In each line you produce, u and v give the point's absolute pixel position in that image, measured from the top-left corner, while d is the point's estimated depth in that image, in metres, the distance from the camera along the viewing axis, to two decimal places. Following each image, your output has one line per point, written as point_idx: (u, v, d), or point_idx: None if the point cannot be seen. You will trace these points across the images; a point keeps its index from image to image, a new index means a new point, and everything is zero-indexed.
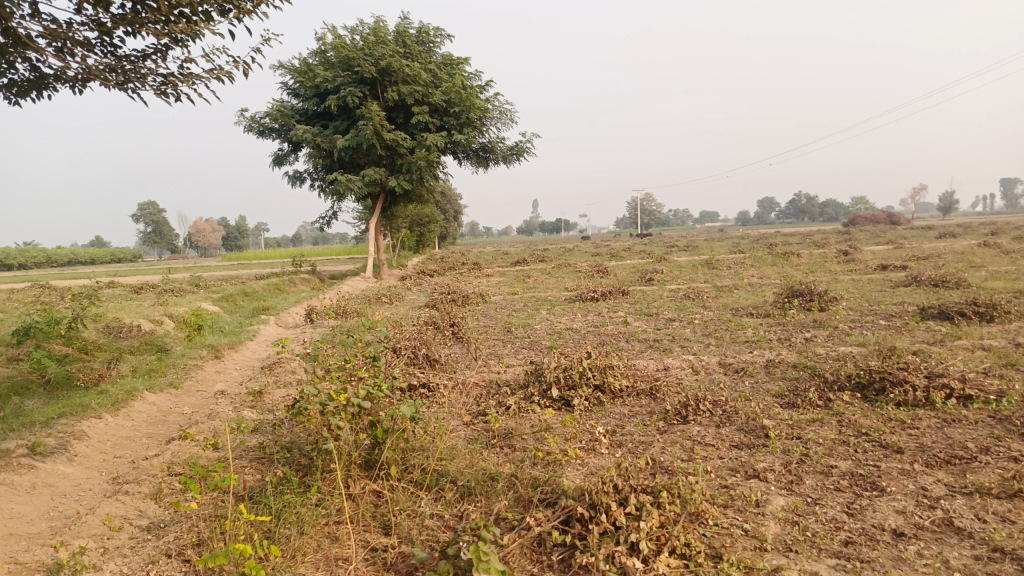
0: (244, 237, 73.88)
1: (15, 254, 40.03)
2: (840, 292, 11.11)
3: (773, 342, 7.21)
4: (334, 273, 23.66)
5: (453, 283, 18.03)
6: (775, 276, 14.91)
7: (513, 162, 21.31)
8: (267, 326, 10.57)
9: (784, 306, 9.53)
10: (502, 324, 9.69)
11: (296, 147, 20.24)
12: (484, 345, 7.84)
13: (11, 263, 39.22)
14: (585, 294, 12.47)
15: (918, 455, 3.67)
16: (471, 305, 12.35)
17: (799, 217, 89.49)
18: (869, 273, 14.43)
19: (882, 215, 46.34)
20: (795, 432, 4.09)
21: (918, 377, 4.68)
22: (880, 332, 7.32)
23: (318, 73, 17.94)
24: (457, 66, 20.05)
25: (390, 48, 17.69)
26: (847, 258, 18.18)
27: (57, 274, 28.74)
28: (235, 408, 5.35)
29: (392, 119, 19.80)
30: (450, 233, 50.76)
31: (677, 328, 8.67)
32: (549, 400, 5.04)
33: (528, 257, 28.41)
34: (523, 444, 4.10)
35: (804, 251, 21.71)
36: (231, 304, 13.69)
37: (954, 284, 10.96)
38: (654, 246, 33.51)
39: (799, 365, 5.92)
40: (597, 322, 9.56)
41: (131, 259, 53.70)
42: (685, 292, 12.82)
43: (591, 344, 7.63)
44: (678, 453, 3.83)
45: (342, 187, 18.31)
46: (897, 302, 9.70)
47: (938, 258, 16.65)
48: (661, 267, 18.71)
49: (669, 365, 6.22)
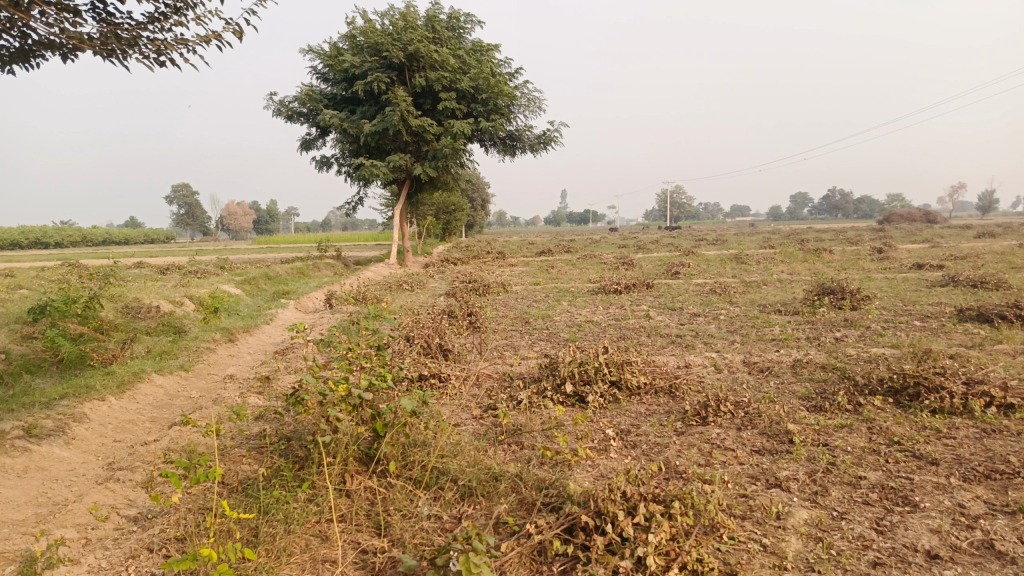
0: (274, 221, 74.53)
1: (52, 233, 40.77)
2: (873, 291, 10.73)
3: (800, 341, 6.93)
4: (358, 259, 23.67)
5: (477, 272, 17.87)
6: (806, 272, 14.53)
7: (541, 150, 21.05)
8: (285, 311, 10.49)
9: (814, 303, 9.20)
10: (521, 315, 9.49)
11: (324, 131, 20.19)
12: (501, 337, 7.65)
13: (48, 242, 39.97)
14: (608, 287, 12.22)
15: (955, 468, 3.40)
16: (492, 295, 12.18)
17: (832, 213, 87.87)
18: (904, 272, 13.96)
19: (919, 212, 45.17)
20: (821, 439, 3.84)
21: (956, 384, 4.39)
22: (915, 334, 6.99)
23: (346, 58, 17.82)
24: (486, 52, 19.82)
25: (419, 34, 17.51)
26: (880, 255, 17.68)
27: (91, 253, 29.22)
28: (241, 394, 5.24)
29: (419, 104, 19.63)
30: (478, 221, 50.67)
31: (701, 324, 8.41)
32: (563, 395, 4.84)
33: (554, 247, 28.14)
34: (532, 442, 3.91)
35: (836, 248, 21.20)
36: (253, 287, 13.66)
37: (993, 285, 10.52)
38: (682, 238, 33.01)
39: (827, 366, 5.64)
40: (619, 315, 9.32)
41: (162, 241, 54.42)
42: (712, 287, 12.51)
43: (611, 338, 7.40)
44: (695, 457, 3.61)
45: (368, 173, 18.21)
46: (933, 303, 9.31)
47: (977, 258, 16.08)
48: (688, 261, 18.35)
49: (690, 362, 5.98)
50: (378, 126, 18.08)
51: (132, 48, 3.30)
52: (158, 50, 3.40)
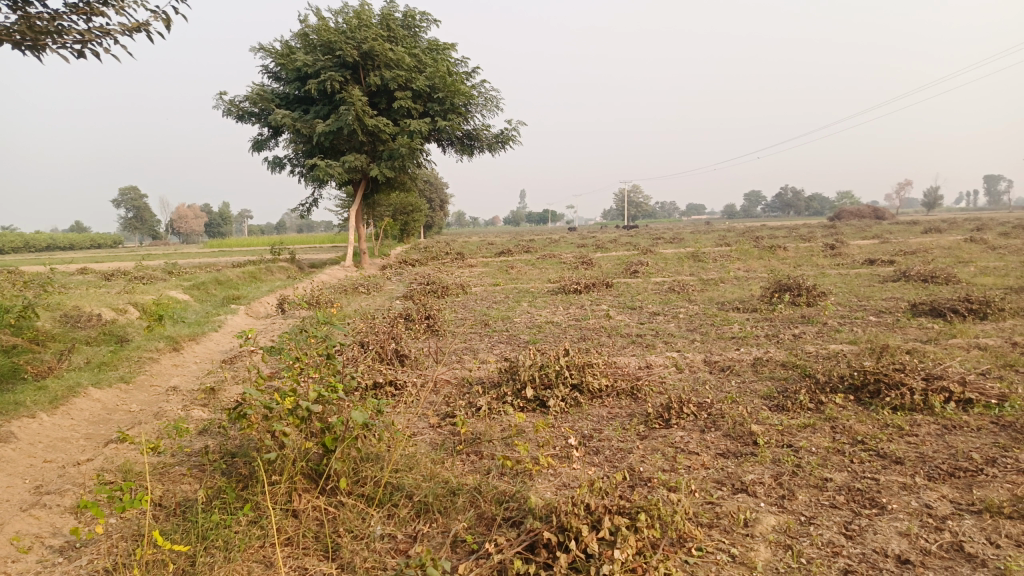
0: (228, 225, 73.04)
1: None
2: (828, 287, 10.85)
3: (760, 338, 6.91)
4: (314, 263, 23.20)
5: (435, 274, 17.65)
6: (762, 269, 14.68)
7: (499, 150, 20.93)
8: (236, 317, 10.15)
9: (772, 301, 9.24)
10: (480, 317, 9.34)
11: (276, 132, 19.72)
12: (460, 340, 7.48)
13: None
14: (567, 286, 12.14)
15: (919, 467, 3.36)
16: (450, 297, 11.99)
17: (785, 211, 89.69)
18: (857, 267, 14.20)
19: (867, 209, 46.33)
20: (785, 440, 3.77)
21: (916, 380, 4.38)
22: (871, 330, 7.04)
23: (298, 56, 17.42)
24: (442, 51, 19.62)
25: (373, 32, 17.22)
26: (833, 252, 17.99)
27: (32, 260, 28.09)
28: (184, 408, 4.98)
29: (374, 104, 19.32)
30: (436, 222, 50.40)
31: (660, 323, 8.36)
32: (523, 400, 4.71)
33: (514, 247, 28.02)
34: (491, 452, 3.77)
35: (790, 245, 21.54)
36: (203, 293, 13.23)
37: (943, 279, 10.73)
38: (640, 237, 33.22)
39: (788, 364, 5.61)
40: (579, 315, 9.23)
41: (110, 245, 52.75)
42: (670, 285, 12.52)
43: (571, 339, 7.29)
44: (659, 463, 3.51)
45: (322, 173, 17.83)
46: (887, 298, 9.44)
47: (926, 253, 16.47)
48: (647, 259, 18.42)
49: (651, 363, 5.90)
50: (332, 125, 17.72)
51: (54, 40, 3.06)
52: (81, 42, 3.16)
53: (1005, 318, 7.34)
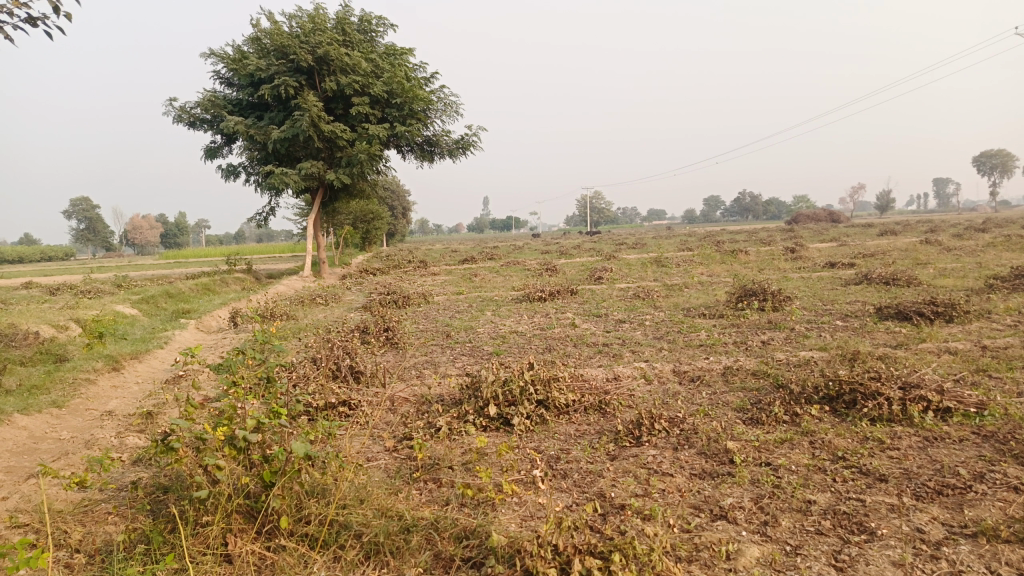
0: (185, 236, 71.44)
1: None
2: (793, 291, 10.82)
3: (728, 346, 6.75)
4: (272, 273, 22.58)
5: (396, 283, 17.31)
6: (726, 274, 14.66)
7: (459, 155, 20.66)
8: (186, 332, 9.67)
9: (737, 306, 9.11)
10: (442, 328, 9.04)
11: (229, 139, 19.17)
12: (420, 354, 7.16)
13: None
14: (532, 294, 11.89)
15: (904, 485, 3.17)
16: (411, 307, 11.67)
17: (744, 215, 91.11)
18: (818, 270, 14.27)
19: (823, 212, 47.08)
20: (763, 457, 3.56)
21: (893, 389, 4.22)
22: (840, 335, 6.93)
23: (250, 61, 16.95)
24: (400, 56, 19.34)
25: (328, 36, 16.84)
26: (794, 255, 18.12)
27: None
28: (118, 436, 4.56)
29: (331, 110, 18.91)
30: (399, 231, 50.05)
31: (627, 331, 8.16)
32: (485, 418, 4.43)
33: (477, 254, 27.73)
34: (450, 479, 3.49)
35: (751, 249, 21.69)
36: (152, 307, 12.66)
37: (905, 282, 10.75)
38: (603, 243, 33.26)
39: (759, 373, 5.43)
40: (543, 324, 8.98)
41: (61, 258, 51.02)
42: (635, 291, 12.35)
43: (535, 351, 7.02)
44: (631, 487, 3.26)
45: (278, 181, 17.35)
46: (851, 301, 9.40)
47: (884, 255, 16.68)
48: (611, 265, 18.30)
49: (619, 374, 5.67)
50: (287, 132, 17.26)
51: None
52: None
53: (970, 321, 7.30)
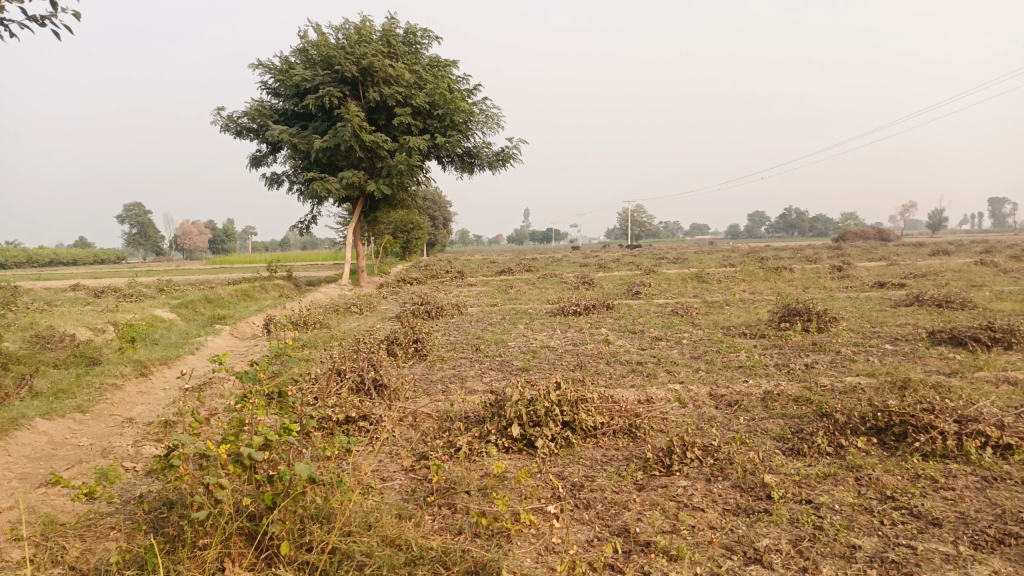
0: (231, 242, 72.99)
1: None
2: (839, 311, 10.40)
3: (769, 368, 6.43)
4: (311, 280, 22.78)
5: (432, 293, 17.27)
6: (768, 291, 14.23)
7: (499, 167, 20.58)
8: (220, 338, 9.69)
9: (780, 327, 8.75)
10: (473, 341, 8.88)
11: (274, 148, 19.42)
12: (448, 368, 7.00)
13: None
14: (566, 308, 11.67)
15: (961, 531, 2.87)
16: (444, 318, 11.55)
17: (788, 231, 89.45)
18: (865, 290, 13.75)
19: (872, 230, 45.77)
20: (803, 494, 3.30)
21: (947, 423, 3.90)
22: (888, 360, 6.56)
23: (296, 71, 17.16)
24: (443, 68, 19.40)
25: (373, 47, 16.97)
26: (840, 274, 17.57)
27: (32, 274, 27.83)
28: (136, 446, 4.49)
29: (373, 120, 19.02)
30: (439, 241, 50.30)
31: (663, 349, 7.88)
32: (508, 439, 4.23)
33: (515, 266, 27.60)
34: (466, 504, 3.30)
35: (796, 266, 21.09)
36: (190, 311, 12.80)
37: (959, 305, 10.24)
38: (642, 257, 32.85)
39: (801, 400, 5.13)
40: (576, 340, 8.74)
41: (113, 261, 52.59)
42: (673, 308, 12.04)
43: (566, 368, 6.79)
44: (658, 523, 3.03)
45: (319, 190, 17.48)
46: (901, 324, 8.97)
47: (937, 276, 16.04)
48: (649, 280, 17.98)
49: (652, 396, 5.41)
50: (330, 141, 17.40)
51: None
52: None
53: None
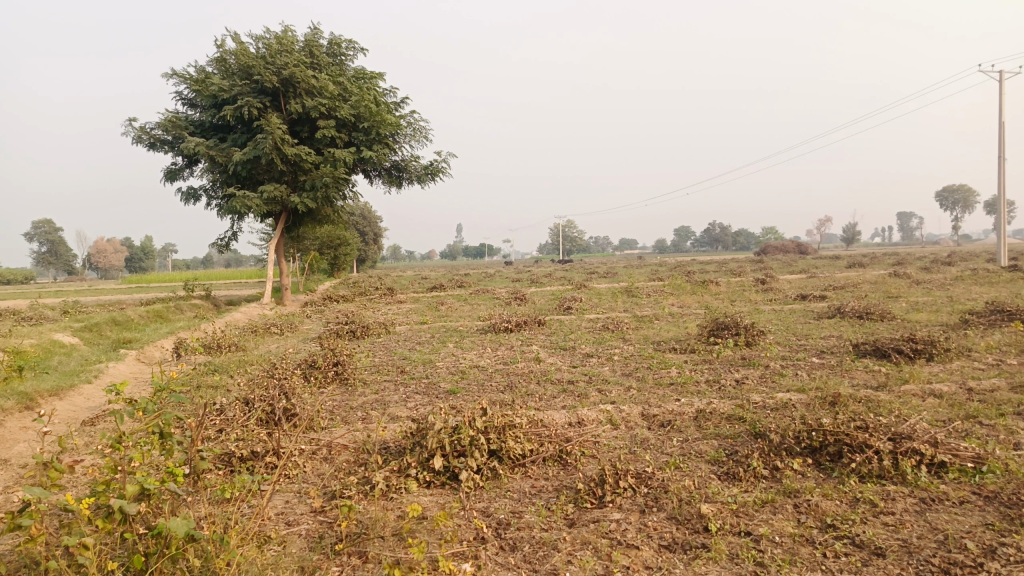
0: (150, 260, 69.92)
1: None
2: (765, 324, 10.48)
3: (700, 385, 6.32)
4: (232, 299, 21.81)
5: (359, 311, 16.72)
6: (696, 305, 14.37)
7: (428, 182, 20.21)
8: (124, 365, 8.99)
9: (709, 341, 8.71)
10: (398, 362, 8.49)
11: (191, 162, 18.55)
12: (370, 392, 6.63)
13: None
14: (497, 324, 11.40)
15: (905, 561, 2.72)
16: (370, 338, 11.12)
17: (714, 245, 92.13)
18: (789, 302, 14.01)
19: (791, 244, 47.34)
20: (741, 525, 3.10)
21: (882, 441, 3.81)
22: (816, 374, 6.57)
23: (214, 81, 16.45)
24: (369, 81, 18.99)
25: (294, 58, 16.43)
26: (764, 286, 17.96)
27: None
28: (5, 495, 3.97)
29: (296, 133, 18.39)
30: (370, 257, 49.43)
31: (594, 366, 7.71)
32: (429, 472, 3.91)
33: (446, 282, 27.21)
34: (378, 552, 2.97)
35: (722, 279, 21.46)
36: (94, 335, 11.93)
37: (879, 316, 10.50)
38: (575, 272, 33.01)
39: (734, 418, 5.00)
40: (506, 358, 8.47)
41: (19, 281, 49.55)
42: (604, 323, 11.94)
43: (495, 390, 6.51)
44: (589, 566, 2.78)
45: (239, 204, 16.75)
46: (825, 336, 9.07)
47: (856, 288, 16.54)
48: (580, 295, 17.92)
49: (582, 417, 5.18)
50: (250, 154, 16.72)
51: None
52: None
53: (951, 359, 6.98)
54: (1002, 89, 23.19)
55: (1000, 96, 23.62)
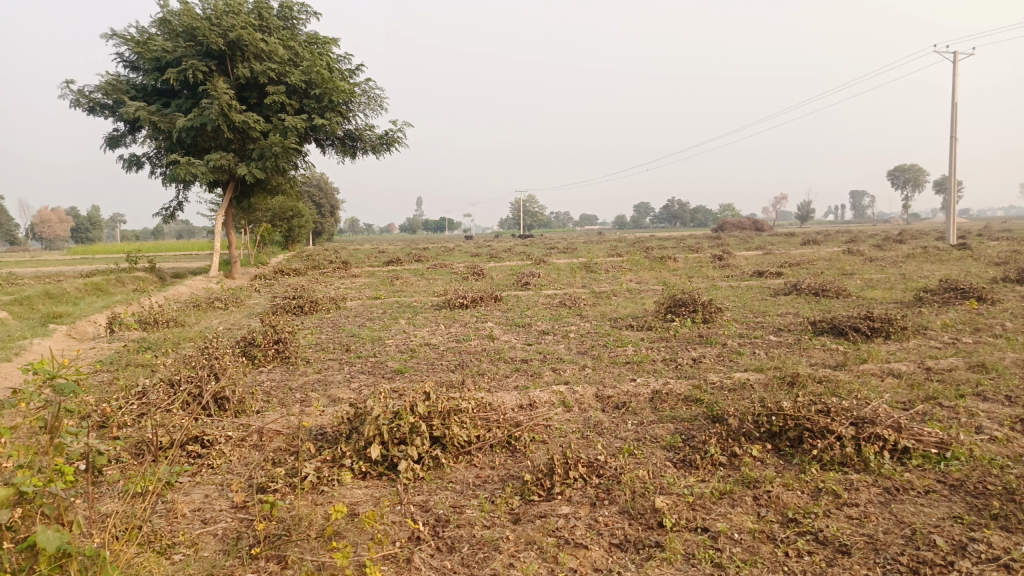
0: (96, 230, 67.44)
1: None
2: (722, 301, 10.37)
3: (657, 363, 6.12)
4: (179, 272, 20.99)
5: (311, 286, 16.22)
6: (654, 281, 14.24)
7: (383, 152, 19.64)
8: (52, 340, 8.41)
9: (666, 319, 8.51)
10: (346, 339, 8.11)
11: (133, 128, 17.66)
12: (312, 372, 6.28)
13: None
14: (452, 300, 11.07)
15: (871, 561, 2.53)
16: (319, 313, 10.72)
17: (672, 222, 92.90)
18: (746, 279, 13.99)
19: (748, 220, 47.74)
20: (698, 520, 2.87)
21: (844, 426, 3.64)
22: (774, 352, 6.44)
23: (155, 42, 15.57)
24: (322, 46, 18.26)
25: (241, 20, 15.66)
26: (722, 262, 17.96)
27: None
28: None
29: (244, 99, 17.61)
30: (327, 230, 48.44)
31: (549, 344, 7.47)
32: (365, 462, 3.61)
33: (404, 256, 26.68)
34: (299, 556, 2.66)
35: (680, 255, 21.43)
36: (23, 308, 11.23)
37: (834, 293, 10.47)
38: (534, 246, 32.79)
39: (691, 399, 4.81)
40: (459, 335, 8.18)
41: None
42: (561, 299, 11.70)
43: (444, 370, 6.19)
44: (532, 569, 2.52)
45: (183, 173, 16.01)
46: (782, 313, 8.99)
47: (811, 265, 16.64)
48: (538, 270, 17.67)
49: (533, 399, 4.90)
50: (194, 120, 15.95)
51: None
52: None
53: (907, 338, 6.91)
54: (955, 69, 23.45)
55: (953, 76, 23.88)
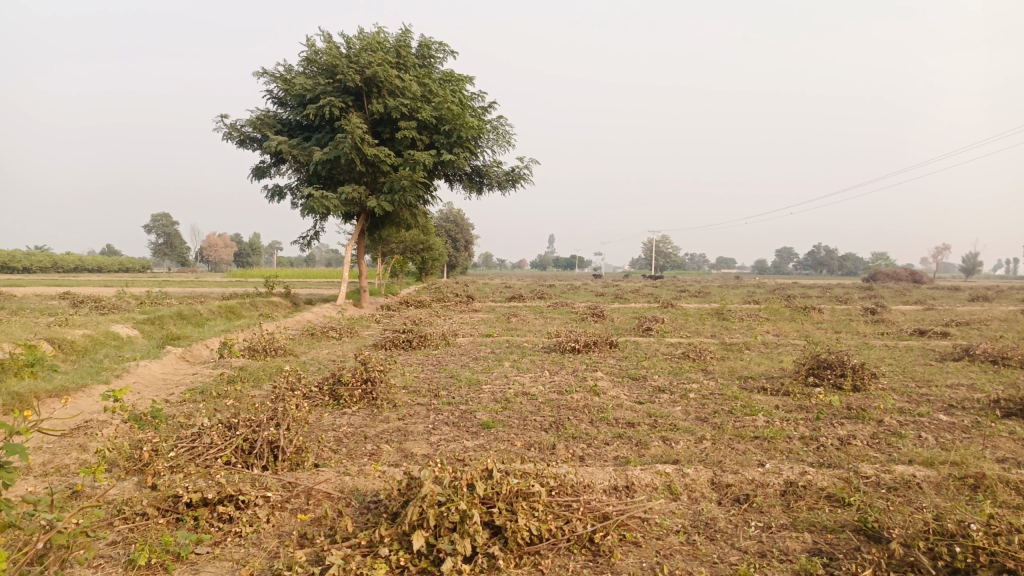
0: (256, 254, 72.69)
1: (20, 257, 39.31)
2: (876, 364, 8.91)
3: (791, 441, 5.03)
4: (310, 299, 21.61)
5: (429, 319, 15.98)
6: (794, 334, 12.84)
7: (509, 188, 19.37)
8: (161, 361, 8.42)
9: (807, 382, 7.29)
10: (441, 381, 7.54)
11: (278, 160, 18.42)
12: (394, 419, 5.71)
13: (15, 267, 38.30)
14: (564, 344, 10.29)
15: None
16: (426, 350, 10.29)
17: (817, 269, 87.31)
18: (904, 338, 12.27)
19: (904, 271, 43.45)
20: None
21: None
22: (946, 438, 5.16)
23: (298, 79, 16.13)
24: (456, 83, 18.38)
25: (379, 56, 15.95)
26: (875, 316, 16.06)
27: (51, 280, 27.50)
28: None
29: (378, 133, 17.97)
30: (460, 263, 49.33)
31: (664, 403, 6.50)
32: (406, 554, 2.91)
33: (529, 292, 26.18)
34: None
35: (826, 306, 19.48)
36: (153, 327, 11.59)
37: (1019, 363, 8.74)
38: (664, 289, 31.35)
39: (835, 499, 3.74)
40: (563, 386, 7.37)
41: (136, 270, 52.83)
42: (685, 348, 10.61)
43: (536, 428, 5.40)
44: None
45: (317, 204, 16.38)
46: (952, 384, 7.49)
47: (984, 325, 14.47)
48: (664, 314, 16.55)
49: (631, 479, 4.00)
50: (329, 154, 16.32)
51: None
52: None
53: None
54: None
55: None
